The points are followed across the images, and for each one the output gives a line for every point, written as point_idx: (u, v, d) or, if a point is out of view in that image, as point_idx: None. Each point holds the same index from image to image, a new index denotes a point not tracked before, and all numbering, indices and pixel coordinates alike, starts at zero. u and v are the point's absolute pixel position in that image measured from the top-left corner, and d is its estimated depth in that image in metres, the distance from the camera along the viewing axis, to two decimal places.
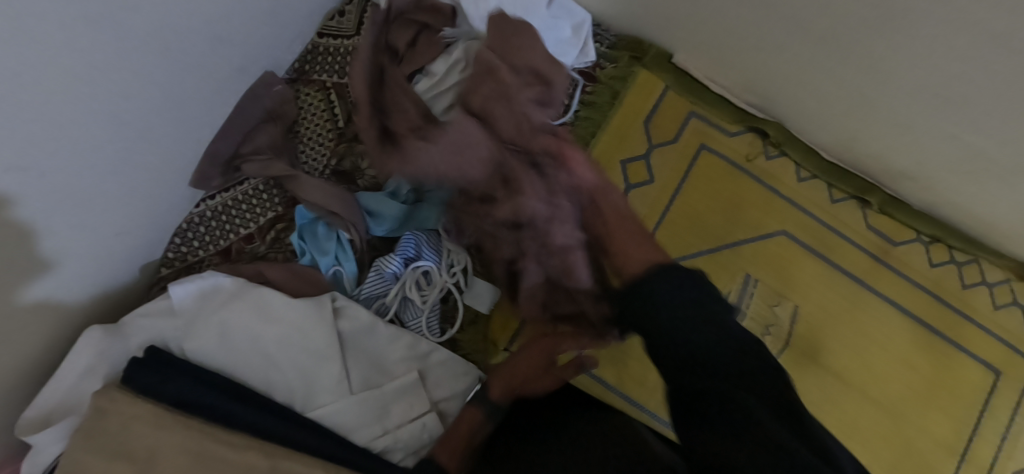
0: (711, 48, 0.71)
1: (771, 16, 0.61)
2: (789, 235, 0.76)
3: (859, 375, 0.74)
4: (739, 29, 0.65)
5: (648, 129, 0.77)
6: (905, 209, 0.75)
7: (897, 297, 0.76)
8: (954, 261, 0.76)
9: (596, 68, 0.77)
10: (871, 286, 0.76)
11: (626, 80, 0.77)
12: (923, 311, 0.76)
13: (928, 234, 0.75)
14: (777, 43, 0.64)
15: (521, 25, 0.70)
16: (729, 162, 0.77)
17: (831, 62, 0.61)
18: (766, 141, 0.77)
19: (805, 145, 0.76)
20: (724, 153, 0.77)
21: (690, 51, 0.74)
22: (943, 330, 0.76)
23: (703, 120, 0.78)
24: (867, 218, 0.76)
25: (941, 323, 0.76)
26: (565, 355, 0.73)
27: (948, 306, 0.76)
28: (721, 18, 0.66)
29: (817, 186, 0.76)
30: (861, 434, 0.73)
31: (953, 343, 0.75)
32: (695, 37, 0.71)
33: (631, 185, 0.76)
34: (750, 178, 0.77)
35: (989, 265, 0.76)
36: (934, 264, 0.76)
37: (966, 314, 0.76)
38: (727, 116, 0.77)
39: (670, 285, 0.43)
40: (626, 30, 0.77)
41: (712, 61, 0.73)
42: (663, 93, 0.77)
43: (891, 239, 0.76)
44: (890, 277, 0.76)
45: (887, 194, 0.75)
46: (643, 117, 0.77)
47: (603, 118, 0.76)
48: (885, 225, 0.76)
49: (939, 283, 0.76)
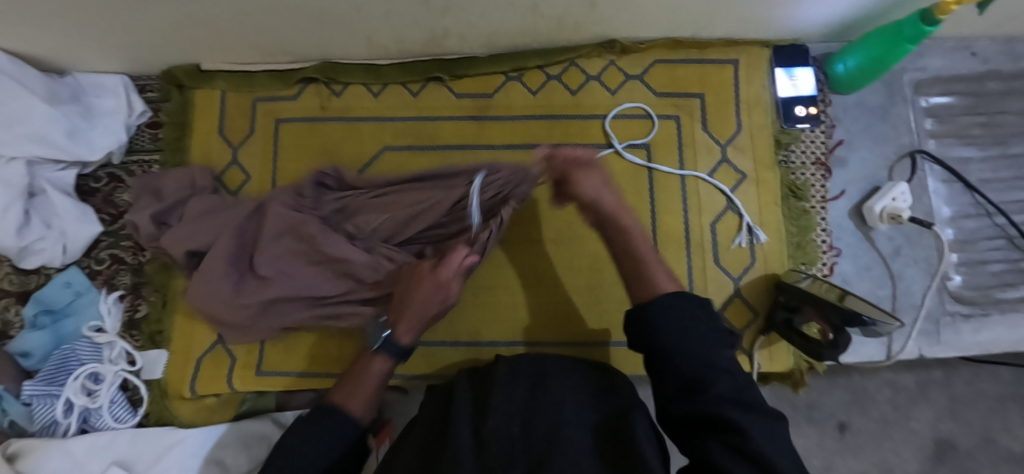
0: (214, 45, 0.72)
1: (198, 4, 0.62)
2: (394, 147, 0.77)
3: (521, 229, 0.75)
4: (204, 24, 0.67)
5: (226, 137, 0.78)
6: (474, 64, 0.77)
7: (516, 139, 0.76)
8: (547, 79, 0.77)
9: (157, 114, 0.80)
10: (488, 145, 0.76)
11: (184, 106, 0.79)
12: (546, 137, 0.76)
13: (511, 70, 0.77)
14: (232, 16, 0.65)
15: (33, 130, 0.69)
16: (306, 119, 0.78)
17: (271, 5, 0.62)
18: (326, 83, 0.78)
19: (356, 65, 0.77)
20: (297, 115, 0.78)
21: (210, 56, 0.76)
22: (578, 141, 0.76)
23: (266, 101, 0.78)
24: (451, 89, 0.78)
25: (567, 137, 0.76)
26: (249, 371, 0.73)
27: (566, 119, 0.77)
28: (185, 23, 0.67)
29: (394, 90, 0.78)
30: (551, 278, 0.74)
31: (587, 147, 0.76)
32: (194, 43, 0.72)
33: (235, 193, 0.77)
34: (331, 121, 0.78)
35: (578, 64, 0.77)
36: (534, 92, 0.77)
37: (587, 115, 0.77)
38: (281, 82, 0.78)
39: (688, 313, 0.45)
40: (156, 68, 0.79)
41: (228, 51, 0.74)
42: (221, 97, 0.78)
43: (481, 94, 0.77)
44: (499, 127, 0.77)
45: (448, 60, 0.77)
46: (215, 130, 0.78)
47: (182, 150, 0.78)
48: (469, 87, 0.78)
49: (548, 105, 0.77)
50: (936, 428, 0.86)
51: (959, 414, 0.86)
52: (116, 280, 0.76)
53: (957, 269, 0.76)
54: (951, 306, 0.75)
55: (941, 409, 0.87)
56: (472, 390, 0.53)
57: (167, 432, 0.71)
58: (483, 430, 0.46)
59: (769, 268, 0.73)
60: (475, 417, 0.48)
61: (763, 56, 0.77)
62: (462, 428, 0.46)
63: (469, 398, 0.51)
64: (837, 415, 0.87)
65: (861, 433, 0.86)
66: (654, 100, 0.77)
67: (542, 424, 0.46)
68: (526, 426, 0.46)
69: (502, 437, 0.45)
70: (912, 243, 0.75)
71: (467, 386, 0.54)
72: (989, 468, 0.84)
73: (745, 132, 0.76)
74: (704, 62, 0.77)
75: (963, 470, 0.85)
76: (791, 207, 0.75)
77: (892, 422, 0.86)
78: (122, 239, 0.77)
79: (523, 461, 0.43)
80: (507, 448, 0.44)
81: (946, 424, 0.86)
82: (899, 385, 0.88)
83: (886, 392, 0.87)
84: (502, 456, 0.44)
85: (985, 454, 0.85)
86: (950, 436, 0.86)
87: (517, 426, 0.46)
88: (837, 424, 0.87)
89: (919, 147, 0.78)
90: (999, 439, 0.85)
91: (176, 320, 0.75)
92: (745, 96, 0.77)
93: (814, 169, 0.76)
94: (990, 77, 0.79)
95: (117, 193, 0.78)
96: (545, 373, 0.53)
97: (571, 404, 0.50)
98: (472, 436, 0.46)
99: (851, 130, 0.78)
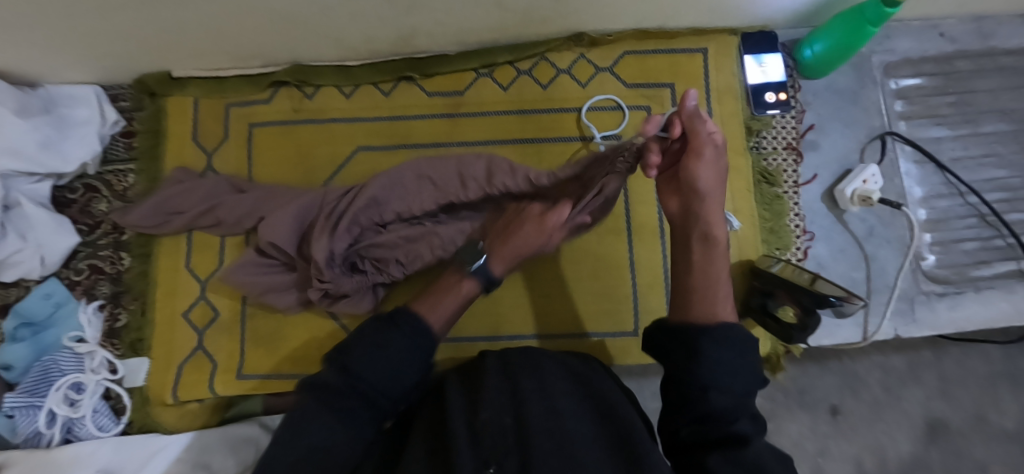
0: (181, 52, 0.73)
1: (163, 13, 0.62)
2: (368, 147, 0.77)
3: None
4: (171, 32, 0.67)
5: (200, 144, 0.78)
6: (444, 61, 0.77)
7: (490, 135, 0.77)
8: (518, 74, 0.78)
9: (131, 123, 0.80)
10: (461, 142, 0.77)
11: (157, 115, 0.79)
12: (519, 132, 0.77)
13: (482, 66, 0.78)
14: (198, 23, 0.65)
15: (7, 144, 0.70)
16: (279, 122, 0.78)
17: (235, 10, 0.62)
18: (297, 85, 0.78)
19: (327, 67, 0.77)
20: (270, 119, 0.78)
21: (181, 63, 0.76)
22: (551, 134, 0.77)
23: (239, 106, 0.79)
24: (422, 88, 0.78)
25: (541, 131, 0.77)
26: (231, 376, 0.73)
27: (538, 113, 0.77)
28: (150, 32, 0.66)
29: (366, 91, 0.78)
30: (528, 272, 0.74)
31: (561, 140, 0.76)
32: (162, 51, 0.72)
33: None
34: (305, 123, 0.78)
35: (548, 58, 0.78)
36: (505, 87, 0.78)
37: (559, 108, 0.77)
38: (253, 87, 0.79)
39: (729, 351, 0.41)
40: (128, 77, 0.79)
41: (196, 57, 0.74)
42: (193, 103, 0.78)
43: (452, 92, 0.78)
44: (472, 123, 0.77)
45: (418, 59, 0.77)
46: (189, 137, 0.78)
47: (157, 158, 0.78)
48: (440, 84, 0.78)
49: (521, 100, 0.77)
50: (927, 407, 0.87)
51: (949, 393, 0.87)
52: (95, 290, 0.76)
53: (932, 248, 0.77)
54: (925, 285, 0.75)
55: (931, 389, 0.87)
56: (463, 388, 0.52)
57: (152, 439, 0.71)
58: (476, 422, 0.44)
59: (744, 254, 0.73)
60: (469, 412, 0.46)
61: (731, 44, 0.77)
62: (457, 421, 0.45)
63: (461, 395, 0.51)
64: (828, 398, 0.87)
65: (853, 416, 0.87)
66: (625, 92, 0.77)
67: (534, 413, 0.45)
68: (518, 417, 0.45)
69: (495, 431, 0.43)
70: (886, 224, 0.76)
71: (457, 383, 0.53)
72: (981, 445, 0.85)
73: (717, 120, 0.76)
74: (673, 51, 0.77)
75: (955, 449, 0.85)
76: (764, 193, 0.75)
77: (885, 403, 0.87)
78: (100, 249, 0.78)
79: (519, 450, 0.41)
80: (502, 439, 0.42)
81: (937, 403, 0.87)
82: (890, 367, 0.88)
83: (876, 374, 0.88)
84: (497, 447, 0.42)
85: (976, 432, 0.86)
86: (942, 415, 0.86)
87: (509, 419, 0.45)
88: (829, 407, 0.87)
89: (889, 128, 0.78)
90: (989, 416, 0.86)
91: (156, 328, 0.75)
92: (715, 84, 0.77)
93: (786, 153, 0.77)
94: (958, 57, 0.79)
95: (94, 203, 0.78)
96: (531, 367, 0.53)
97: (561, 393, 0.49)
98: (466, 430, 0.44)
99: (822, 114, 0.79)
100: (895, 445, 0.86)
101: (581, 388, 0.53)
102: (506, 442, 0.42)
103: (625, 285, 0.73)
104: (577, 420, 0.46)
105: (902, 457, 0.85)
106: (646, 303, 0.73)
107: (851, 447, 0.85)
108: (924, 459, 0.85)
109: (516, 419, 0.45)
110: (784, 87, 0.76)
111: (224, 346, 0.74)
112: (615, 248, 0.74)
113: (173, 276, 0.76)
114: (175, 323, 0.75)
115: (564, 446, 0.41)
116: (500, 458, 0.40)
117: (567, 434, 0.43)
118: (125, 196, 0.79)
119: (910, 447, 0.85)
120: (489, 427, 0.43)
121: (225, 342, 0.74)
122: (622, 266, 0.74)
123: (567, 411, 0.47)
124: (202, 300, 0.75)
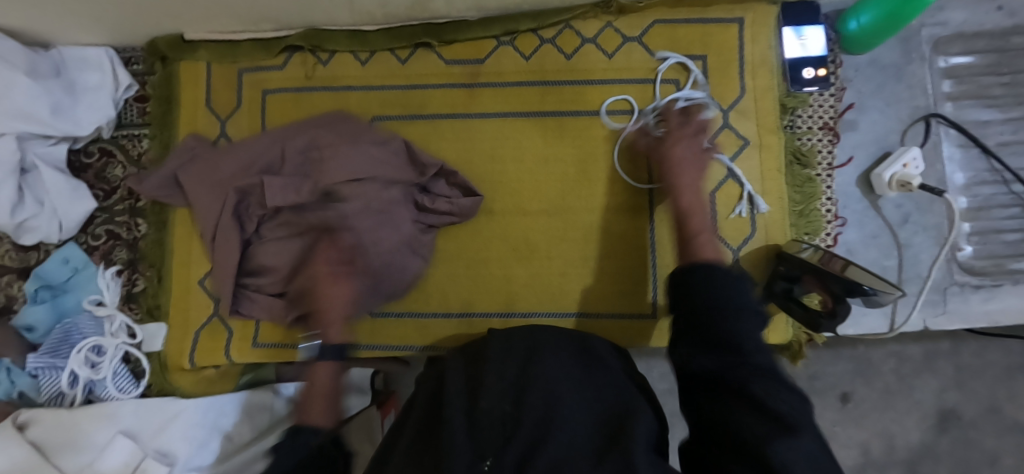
0: (189, 13, 0.70)
1: None
2: (382, 117, 0.75)
3: (515, 200, 0.73)
4: None
5: (213, 109, 0.77)
6: (462, 28, 0.74)
7: (508, 108, 0.74)
8: (540, 42, 0.74)
9: (144, 87, 0.79)
10: (480, 114, 0.74)
11: (170, 79, 0.77)
12: (539, 104, 0.74)
13: (502, 34, 0.74)
14: None
15: (16, 107, 0.68)
16: (292, 89, 0.76)
17: None
18: (311, 51, 0.76)
19: (341, 31, 0.75)
20: (283, 85, 0.76)
21: (192, 25, 0.74)
22: (572, 108, 0.73)
23: (251, 71, 0.76)
24: (440, 56, 0.75)
25: (562, 103, 0.73)
26: (246, 344, 0.74)
27: (560, 84, 0.74)
28: None
29: (381, 57, 0.75)
30: (545, 249, 0.72)
31: (584, 114, 0.73)
32: (171, 13, 0.70)
33: None
34: (318, 91, 0.75)
35: (572, 26, 0.74)
36: (526, 56, 0.74)
37: (583, 80, 0.73)
38: (266, 51, 0.76)
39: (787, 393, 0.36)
40: (139, 39, 0.77)
41: (207, 20, 0.72)
42: (206, 67, 0.77)
43: (471, 60, 0.74)
44: (490, 94, 0.74)
45: (436, 25, 0.74)
46: (202, 103, 0.77)
47: (169, 123, 0.77)
48: (458, 52, 0.75)
49: (542, 71, 0.74)
50: (941, 398, 0.84)
51: (965, 384, 0.84)
52: (112, 255, 0.77)
53: (969, 238, 0.73)
54: (960, 276, 0.72)
55: (947, 380, 0.84)
56: (465, 369, 0.52)
57: (170, 402, 0.73)
58: (474, 410, 0.45)
59: (770, 238, 0.71)
60: (468, 398, 0.47)
61: (769, 14, 0.72)
62: (455, 410, 0.44)
63: (462, 379, 0.50)
64: (841, 385, 0.86)
65: (864, 404, 0.85)
66: (652, 64, 0.73)
67: (532, 399, 0.45)
68: (517, 405, 0.45)
69: (493, 418, 0.43)
70: (923, 211, 0.72)
71: (460, 367, 0.53)
72: (993, 438, 0.83)
73: (749, 97, 0.72)
74: (705, 21, 0.73)
75: (965, 438, 0.83)
76: (795, 174, 0.72)
77: (896, 392, 0.85)
78: (116, 215, 0.77)
79: (517, 439, 0.41)
80: (498, 430, 0.42)
81: (951, 395, 0.84)
82: (905, 356, 0.86)
83: (890, 364, 0.85)
84: (495, 436, 0.42)
85: (989, 424, 0.83)
86: (956, 406, 0.84)
87: (510, 407, 0.45)
88: (840, 394, 0.86)
89: (934, 109, 0.73)
90: (1005, 409, 0.83)
91: (172, 294, 0.75)
92: (749, 56, 0.72)
93: (821, 133, 0.73)
94: (1016, 32, 0.73)
95: (109, 168, 0.78)
96: (538, 348, 0.53)
97: (569, 385, 0.49)
98: (465, 419, 0.44)
99: (861, 91, 0.74)
100: (907, 434, 0.84)
101: (593, 378, 0.51)
102: (505, 433, 0.42)
103: (645, 267, 0.71)
104: (578, 415, 0.45)
105: (911, 446, 0.84)
106: (664, 286, 0.71)
107: (865, 439, 0.84)
108: (932, 449, 0.84)
109: (513, 409, 0.44)
110: (824, 61, 0.72)
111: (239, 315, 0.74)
112: (635, 228, 0.72)
113: (187, 242, 0.75)
114: (191, 290, 0.75)
115: (561, 437, 0.41)
116: (496, 449, 0.41)
117: (564, 430, 0.42)
118: (139, 163, 0.78)
119: (923, 438, 0.84)
120: (484, 416, 0.43)
121: None
122: (642, 247, 0.71)
123: (570, 403, 0.46)
124: None
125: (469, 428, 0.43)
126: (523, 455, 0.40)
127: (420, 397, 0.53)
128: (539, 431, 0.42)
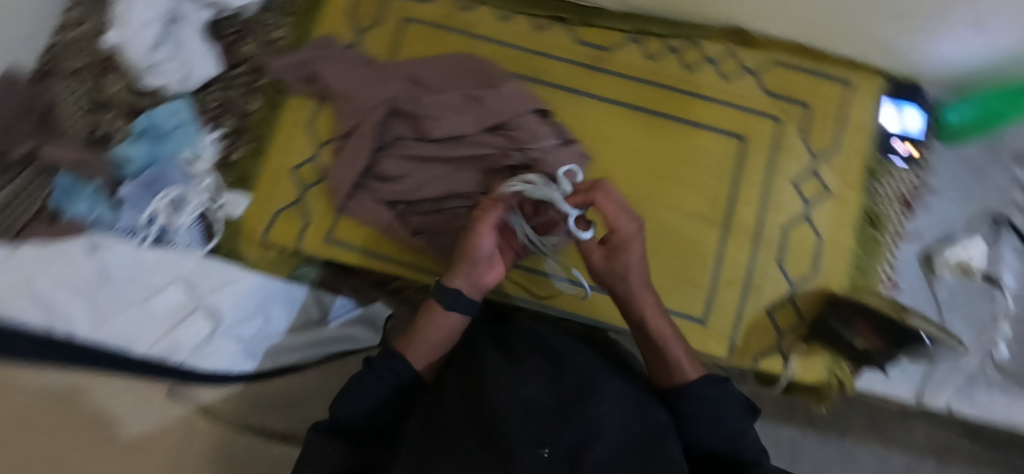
0: None
1: None
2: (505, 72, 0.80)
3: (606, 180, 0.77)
4: None
5: (355, 20, 0.83)
6: (602, 17, 0.81)
7: (622, 97, 0.79)
8: (667, 49, 0.80)
9: None
10: (595, 94, 0.78)
11: None
12: (651, 102, 0.79)
13: (636, 32, 0.80)
14: None
15: None
16: (432, 24, 0.81)
17: None
18: None
19: None
20: (426, 17, 0.82)
21: None
22: (680, 114, 0.78)
23: None
24: (575, 34, 0.81)
25: (672, 107, 0.78)
26: (319, 235, 0.77)
27: (675, 90, 0.79)
28: None
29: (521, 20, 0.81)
30: None
31: (690, 122, 0.78)
32: None
33: None
34: (456, 31, 0.81)
35: (700, 44, 0.80)
36: (651, 58, 0.80)
37: (697, 93, 0.79)
38: None
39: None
40: None
41: None
42: None
43: (601, 47, 0.80)
44: (609, 80, 0.79)
45: (580, 7, 0.81)
46: (347, 12, 0.83)
47: (313, 21, 0.83)
48: (592, 36, 0.81)
49: (662, 74, 0.79)
50: None
51: None
52: (218, 120, 0.81)
53: (1008, 341, 0.76)
54: (994, 374, 0.75)
55: None
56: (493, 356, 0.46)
57: (229, 268, 0.75)
58: (515, 396, 0.39)
59: (827, 283, 0.75)
60: (503, 380, 0.41)
61: (878, 85, 0.79)
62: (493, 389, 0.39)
63: (494, 363, 0.45)
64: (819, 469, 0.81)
65: None
66: (763, 97, 0.79)
67: (577, 392, 0.39)
68: (561, 399, 0.39)
69: (538, 405, 0.38)
70: (970, 302, 0.76)
71: (488, 355, 0.47)
72: None
73: (841, 151, 0.78)
74: (821, 74, 0.79)
75: None
76: (865, 233, 0.76)
77: None
78: (234, 86, 0.82)
79: (573, 430, 0.35)
80: (547, 420, 0.36)
81: None
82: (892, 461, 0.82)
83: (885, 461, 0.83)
84: (548, 426, 0.35)
85: None
86: None
87: (552, 400, 0.38)
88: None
89: (1003, 214, 0.78)
90: None
91: (264, 171, 0.79)
92: (851, 116, 0.78)
93: (897, 205, 0.78)
94: None
95: (241, 43, 0.83)
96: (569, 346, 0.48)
97: (603, 375, 0.44)
98: (507, 401, 0.38)
99: (942, 178, 0.79)
100: None
101: (621, 372, 0.47)
102: (555, 422, 0.36)
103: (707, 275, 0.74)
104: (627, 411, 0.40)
105: None
106: (719, 297, 0.74)
107: None
108: None
109: (559, 402, 0.39)
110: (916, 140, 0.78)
111: (319, 207, 0.78)
112: (706, 237, 0.75)
113: (293, 129, 0.80)
114: (283, 172, 0.78)
115: (620, 433, 0.36)
116: (556, 439, 0.33)
117: (624, 429, 0.37)
118: (272, 46, 0.83)
119: None
120: (530, 404, 0.38)
121: (321, 203, 0.78)
122: (708, 256, 0.75)
123: (609, 387, 0.41)
124: (313, 159, 0.79)
125: (521, 416, 0.36)
126: (581, 442, 0.33)
127: (445, 382, 0.46)
128: (590, 415, 0.36)
